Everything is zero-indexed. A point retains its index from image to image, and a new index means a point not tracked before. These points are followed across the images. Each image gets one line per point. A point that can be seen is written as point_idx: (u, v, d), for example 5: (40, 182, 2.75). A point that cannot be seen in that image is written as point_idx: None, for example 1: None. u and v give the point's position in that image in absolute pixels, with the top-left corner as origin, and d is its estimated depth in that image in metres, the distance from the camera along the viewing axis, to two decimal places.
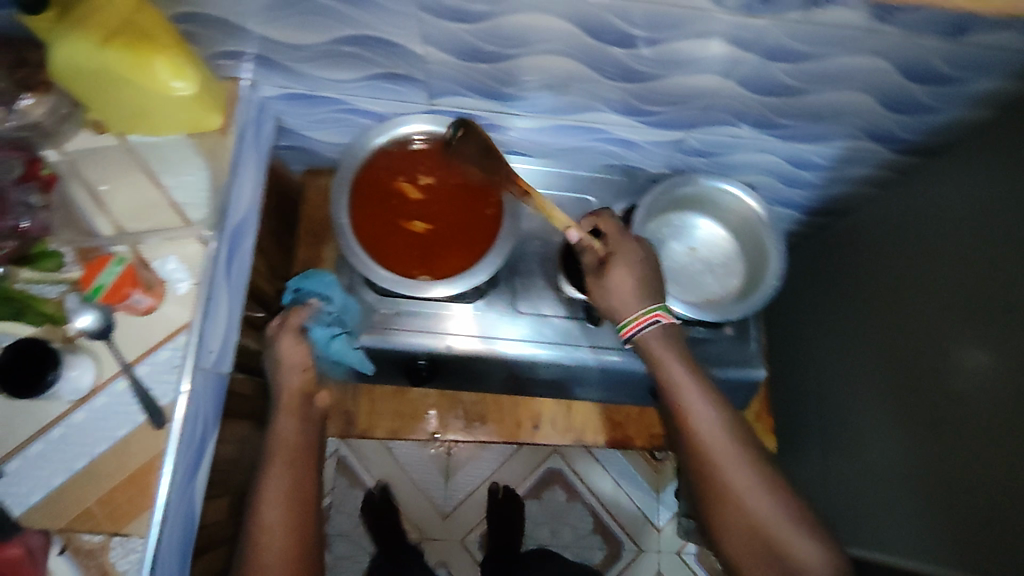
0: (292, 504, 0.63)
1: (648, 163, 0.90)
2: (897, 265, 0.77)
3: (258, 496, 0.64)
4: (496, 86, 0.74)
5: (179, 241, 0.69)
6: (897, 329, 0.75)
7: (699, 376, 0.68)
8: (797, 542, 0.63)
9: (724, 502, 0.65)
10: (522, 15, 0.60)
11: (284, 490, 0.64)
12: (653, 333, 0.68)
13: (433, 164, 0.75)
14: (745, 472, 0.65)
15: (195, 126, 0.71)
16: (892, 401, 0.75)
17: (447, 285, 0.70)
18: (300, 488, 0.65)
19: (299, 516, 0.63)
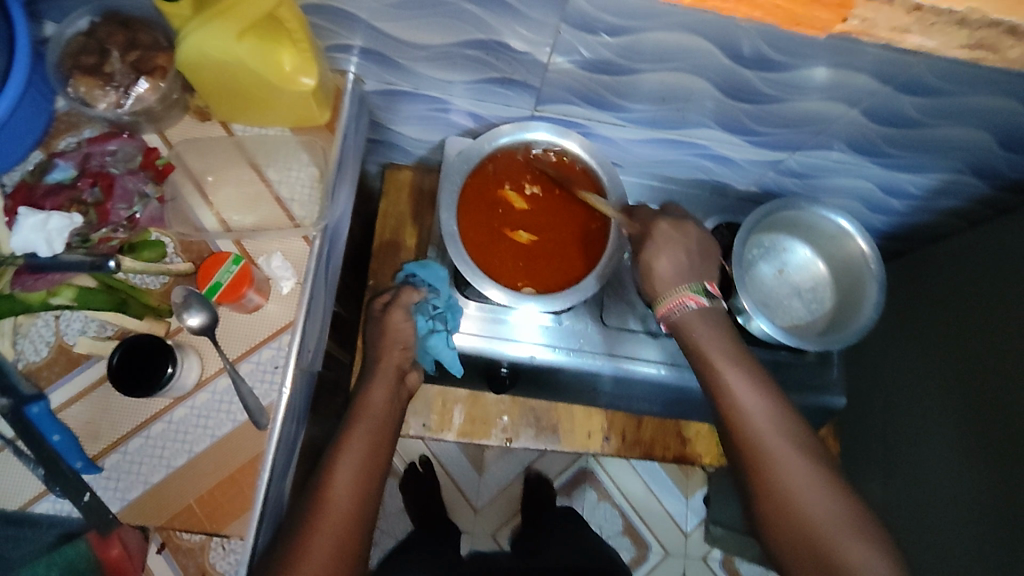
0: (360, 485, 0.62)
1: (738, 179, 0.90)
2: (999, 307, 0.80)
3: (323, 486, 0.61)
4: (611, 98, 0.72)
5: (283, 238, 0.67)
6: (991, 379, 0.79)
7: (741, 363, 0.64)
8: (848, 548, 0.55)
9: (776, 502, 0.58)
10: (667, 33, 0.58)
11: (348, 479, 0.62)
12: (687, 315, 0.66)
13: (540, 176, 0.75)
14: (796, 469, 0.59)
15: (300, 121, 0.69)
16: (980, 446, 0.78)
17: (552, 298, 0.70)
18: (369, 471, 0.64)
19: (354, 506, 0.61)
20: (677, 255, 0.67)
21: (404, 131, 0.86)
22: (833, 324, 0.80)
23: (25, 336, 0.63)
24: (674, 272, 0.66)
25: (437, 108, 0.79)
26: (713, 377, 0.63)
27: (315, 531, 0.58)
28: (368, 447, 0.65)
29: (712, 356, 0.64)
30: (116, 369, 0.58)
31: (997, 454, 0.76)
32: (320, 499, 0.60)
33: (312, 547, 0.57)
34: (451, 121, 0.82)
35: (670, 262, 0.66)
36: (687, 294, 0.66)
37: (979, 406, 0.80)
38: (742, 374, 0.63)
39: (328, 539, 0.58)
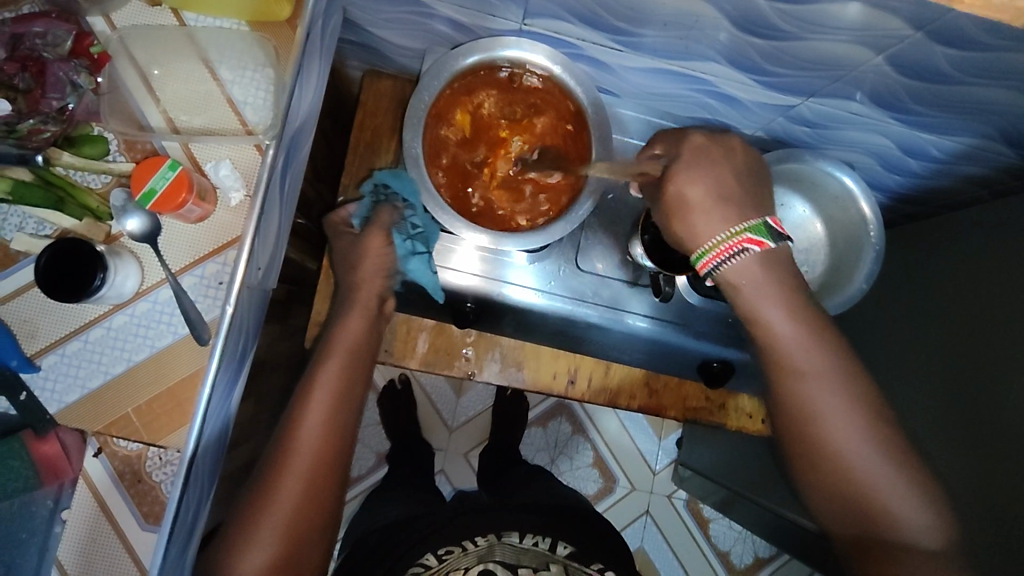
0: (329, 424, 0.63)
1: (744, 123, 0.83)
2: (975, 289, 0.79)
3: (296, 418, 0.63)
4: (604, 17, 0.65)
5: (235, 146, 0.63)
6: (975, 356, 0.75)
7: (797, 312, 0.62)
8: (901, 511, 0.56)
9: (829, 466, 0.59)
10: None
11: (325, 415, 0.63)
12: (744, 262, 0.60)
13: (501, 100, 0.70)
14: (848, 431, 0.59)
15: (259, 16, 0.64)
16: (922, 424, 0.80)
17: (519, 241, 0.67)
18: (344, 405, 0.64)
19: (334, 444, 0.63)
20: (718, 183, 0.61)
21: (383, 35, 0.79)
22: (818, 290, 0.76)
23: None
24: (710, 198, 0.60)
25: (417, 13, 0.72)
26: (770, 327, 0.62)
27: (287, 475, 0.60)
28: (342, 384, 0.65)
29: (771, 313, 0.61)
30: (42, 272, 0.56)
31: (939, 429, 0.77)
32: (288, 441, 0.62)
33: (281, 489, 0.60)
34: (433, 29, 0.75)
35: (701, 187, 0.60)
36: (746, 238, 0.60)
37: (933, 386, 0.80)
38: (797, 333, 0.61)
39: (297, 480, 0.61)
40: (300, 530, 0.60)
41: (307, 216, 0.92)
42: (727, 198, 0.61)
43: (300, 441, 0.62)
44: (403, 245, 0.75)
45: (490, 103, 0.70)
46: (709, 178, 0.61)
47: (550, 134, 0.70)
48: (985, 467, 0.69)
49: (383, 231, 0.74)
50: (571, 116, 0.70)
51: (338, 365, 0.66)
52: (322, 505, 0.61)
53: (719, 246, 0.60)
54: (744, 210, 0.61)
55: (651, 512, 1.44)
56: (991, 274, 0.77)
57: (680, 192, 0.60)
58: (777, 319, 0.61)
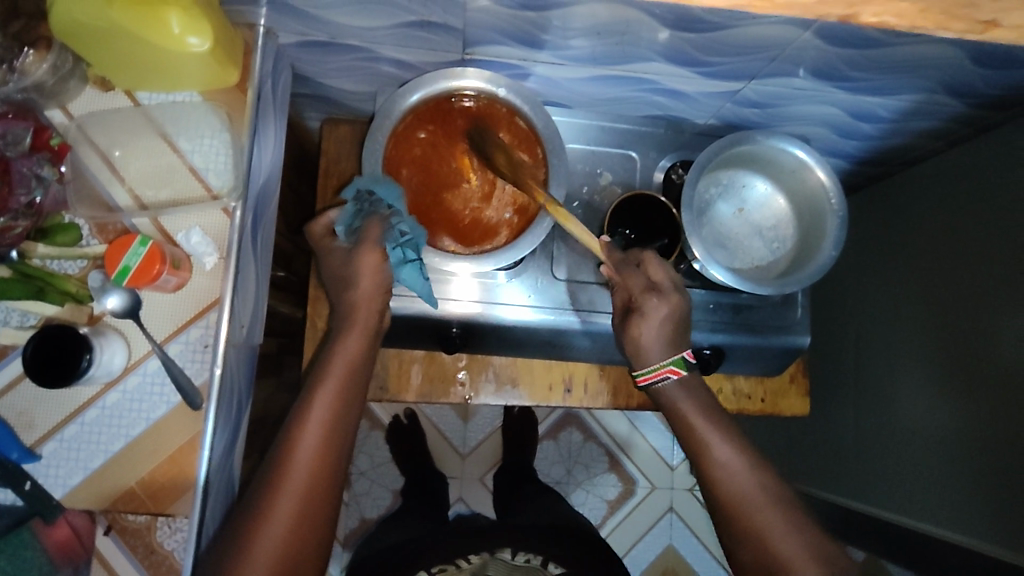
0: (325, 444, 0.61)
1: (694, 114, 0.85)
2: (959, 237, 0.81)
3: (291, 436, 0.61)
4: (541, 35, 0.67)
5: (202, 213, 0.65)
6: (962, 307, 0.79)
7: (721, 422, 0.67)
8: None
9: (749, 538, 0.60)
10: None
11: (320, 436, 0.61)
12: (669, 388, 0.69)
13: (450, 129, 0.72)
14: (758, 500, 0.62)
15: (210, 84, 0.66)
16: (936, 372, 0.82)
17: (490, 261, 0.68)
18: (339, 425, 0.63)
19: (327, 465, 0.61)
20: (665, 331, 0.69)
21: (334, 83, 0.81)
22: (792, 263, 0.77)
23: None
24: (652, 344, 0.68)
25: (363, 58, 0.75)
26: (697, 436, 0.66)
27: (281, 494, 0.58)
28: (338, 404, 0.63)
29: (680, 402, 0.68)
30: (28, 361, 0.57)
31: (953, 377, 0.79)
32: (286, 458, 0.60)
33: (275, 504, 0.58)
34: (381, 70, 0.78)
35: (654, 335, 0.68)
36: (669, 369, 0.68)
37: (941, 338, 0.82)
38: (723, 437, 0.66)
39: (291, 502, 0.58)
40: (288, 560, 0.57)
41: (286, 268, 0.94)
42: (672, 342, 0.69)
43: (296, 459, 0.60)
44: (394, 254, 0.68)
45: (438, 134, 0.72)
46: (655, 326, 0.68)
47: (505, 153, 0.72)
48: (1009, 405, 0.72)
49: (376, 246, 0.68)
50: (523, 133, 0.71)
51: (337, 383, 0.64)
52: (313, 534, 0.59)
53: (658, 369, 0.68)
54: (673, 346, 0.69)
55: (676, 508, 1.43)
56: (972, 225, 0.79)
57: (637, 334, 0.69)
58: (705, 427, 0.67)
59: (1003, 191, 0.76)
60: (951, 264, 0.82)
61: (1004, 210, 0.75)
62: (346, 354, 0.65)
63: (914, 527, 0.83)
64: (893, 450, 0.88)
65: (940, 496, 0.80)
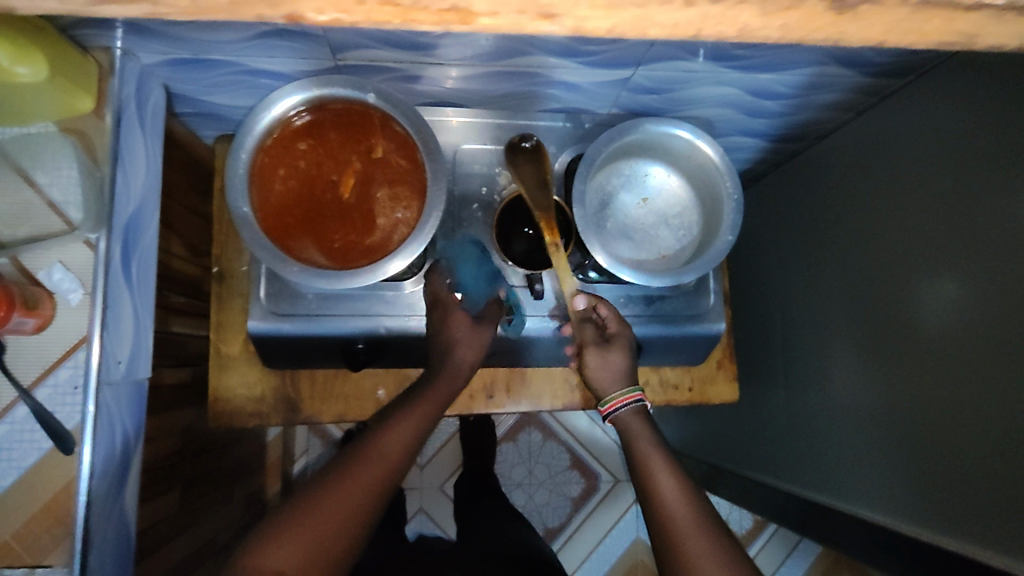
0: (364, 492, 0.61)
1: (595, 104, 0.83)
2: (868, 209, 0.79)
3: (336, 476, 0.62)
4: (408, 37, 0.65)
5: (63, 248, 0.64)
6: (877, 280, 0.77)
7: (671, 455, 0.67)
8: None
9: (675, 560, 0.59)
10: None
11: (362, 481, 0.62)
12: (626, 416, 0.70)
13: (322, 137, 0.67)
14: (692, 525, 0.61)
15: (65, 112, 0.62)
16: (862, 349, 0.80)
17: (368, 274, 0.63)
18: (389, 478, 0.64)
19: (355, 514, 0.60)
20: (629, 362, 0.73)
21: (216, 100, 0.78)
22: (697, 250, 0.75)
23: None
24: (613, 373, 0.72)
25: (236, 72, 0.72)
26: (644, 468, 0.66)
27: (302, 525, 0.58)
28: (390, 460, 0.64)
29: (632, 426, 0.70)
30: None
31: (877, 353, 0.77)
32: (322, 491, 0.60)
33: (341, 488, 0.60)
34: (259, 83, 0.75)
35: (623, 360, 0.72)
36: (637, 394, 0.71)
37: (863, 314, 0.79)
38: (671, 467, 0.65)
39: (310, 538, 0.57)
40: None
41: (195, 293, 0.92)
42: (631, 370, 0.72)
43: (338, 494, 0.60)
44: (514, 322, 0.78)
45: (309, 144, 0.67)
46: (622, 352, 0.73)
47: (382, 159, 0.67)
48: (928, 377, 0.69)
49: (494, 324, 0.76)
50: (399, 137, 0.67)
51: (417, 421, 0.68)
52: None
53: (620, 396, 0.70)
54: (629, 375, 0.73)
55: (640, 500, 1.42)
56: (879, 194, 0.77)
57: (609, 359, 0.72)
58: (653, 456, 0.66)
59: (905, 159, 0.73)
60: (862, 237, 0.80)
61: (908, 177, 0.72)
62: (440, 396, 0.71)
63: (862, 516, 0.79)
64: (830, 433, 0.85)
65: (880, 476, 0.76)
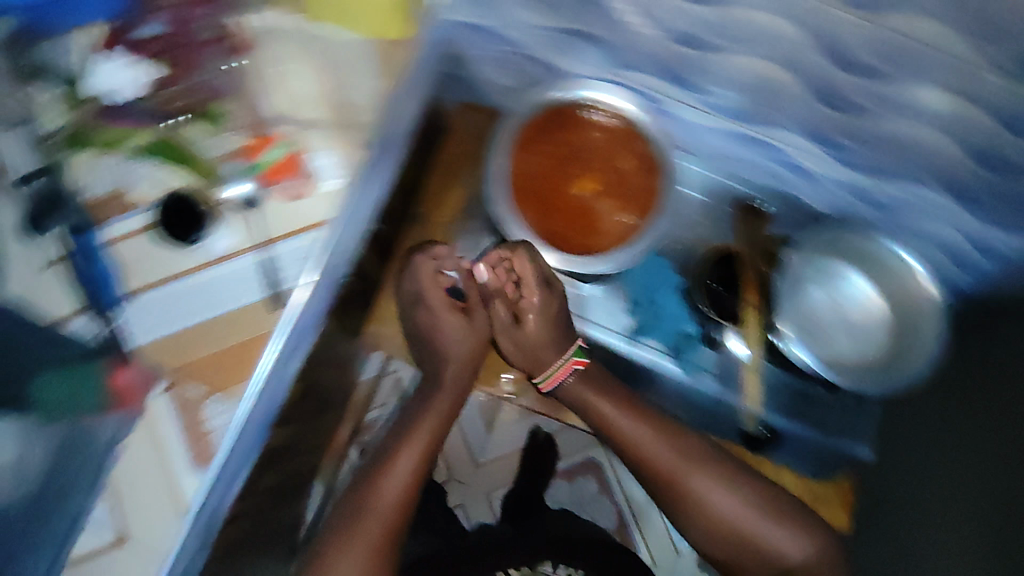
0: (408, 484, 0.77)
1: (814, 199, 0.82)
2: None
3: (380, 471, 0.77)
4: (683, 72, 0.70)
5: (336, 139, 0.70)
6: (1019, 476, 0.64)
7: (675, 429, 0.80)
8: (776, 538, 0.74)
9: (708, 523, 0.76)
10: (753, 14, 0.56)
11: (404, 474, 0.77)
12: (573, 382, 0.81)
13: (584, 131, 0.70)
14: (728, 500, 0.76)
15: (381, 32, 0.69)
16: (970, 532, 0.68)
17: (574, 266, 0.69)
18: (417, 463, 0.78)
19: (407, 503, 0.77)
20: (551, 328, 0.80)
21: (474, 72, 0.85)
22: (873, 369, 0.75)
23: (96, 169, 0.67)
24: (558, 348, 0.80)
25: (511, 52, 0.78)
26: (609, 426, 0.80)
27: (359, 531, 0.74)
28: (422, 452, 0.79)
29: (655, 448, 0.78)
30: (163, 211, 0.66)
31: (983, 546, 0.66)
32: (371, 490, 0.76)
33: (347, 553, 0.73)
34: (523, 68, 0.81)
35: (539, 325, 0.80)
36: (574, 360, 0.80)
37: (991, 496, 0.68)
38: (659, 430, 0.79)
39: (371, 527, 0.74)
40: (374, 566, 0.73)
41: None
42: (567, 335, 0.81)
43: (381, 493, 0.76)
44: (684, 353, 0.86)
45: (572, 131, 0.70)
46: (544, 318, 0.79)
47: (629, 171, 0.70)
48: None
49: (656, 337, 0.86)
50: (649, 158, 0.70)
51: (417, 445, 0.79)
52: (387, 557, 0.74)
53: (558, 370, 0.80)
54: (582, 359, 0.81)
55: None
56: None
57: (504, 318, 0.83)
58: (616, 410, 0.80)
59: None
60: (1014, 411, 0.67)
61: None
62: (430, 426, 0.81)
63: None
64: None
65: None
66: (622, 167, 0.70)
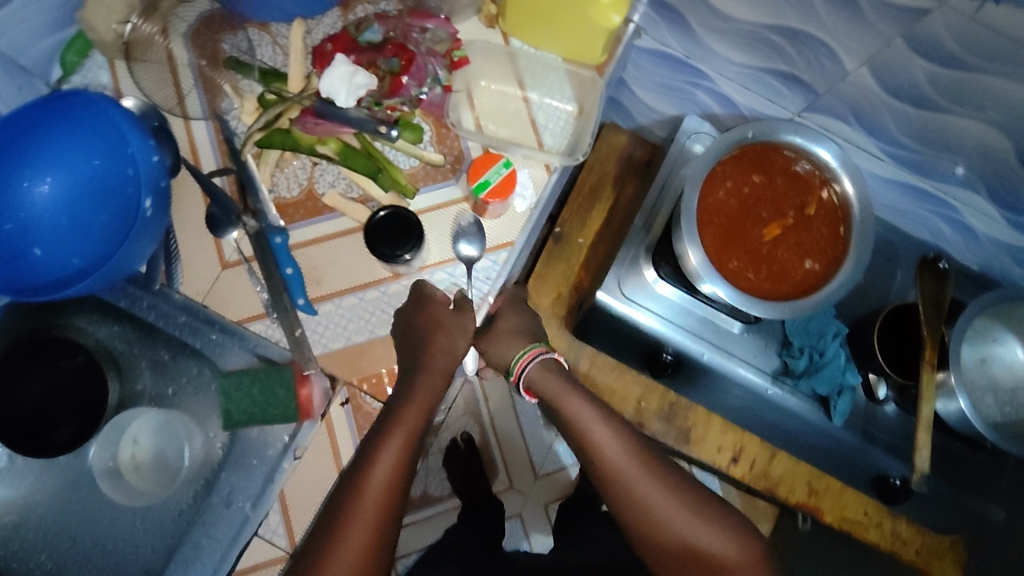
0: (400, 467, 0.55)
1: (968, 256, 0.84)
2: None
3: (366, 457, 0.55)
4: (883, 121, 0.70)
5: (532, 160, 0.69)
6: None
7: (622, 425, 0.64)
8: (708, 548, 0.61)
9: (646, 533, 0.61)
10: (995, 75, 0.57)
11: (388, 469, 0.55)
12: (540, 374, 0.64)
13: (788, 180, 0.71)
14: (656, 490, 0.61)
15: (577, 55, 0.70)
16: None
17: (744, 300, 0.67)
18: (409, 458, 0.56)
19: (384, 514, 0.54)
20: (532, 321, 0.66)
21: (641, 95, 0.87)
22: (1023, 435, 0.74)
23: (283, 170, 0.67)
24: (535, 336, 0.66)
25: (694, 83, 0.79)
26: (607, 450, 0.62)
27: (347, 532, 0.53)
28: (408, 442, 0.56)
29: (701, 535, 0.61)
30: (372, 223, 0.62)
31: None
32: (355, 488, 0.54)
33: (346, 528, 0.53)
34: (698, 101, 0.82)
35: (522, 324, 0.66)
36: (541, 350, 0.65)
37: None
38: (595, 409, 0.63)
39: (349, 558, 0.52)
40: None
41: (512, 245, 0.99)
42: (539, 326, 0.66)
43: (367, 489, 0.54)
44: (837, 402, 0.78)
45: (777, 177, 0.71)
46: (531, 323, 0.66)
47: (821, 229, 0.70)
48: None
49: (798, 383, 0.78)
50: (842, 218, 0.70)
51: (404, 434, 0.57)
52: None
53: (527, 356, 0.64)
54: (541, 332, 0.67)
55: None
56: None
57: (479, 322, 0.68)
58: (574, 400, 0.63)
59: None
60: None
61: None
62: (408, 421, 0.57)
63: None
64: None
65: None
66: (816, 224, 0.70)
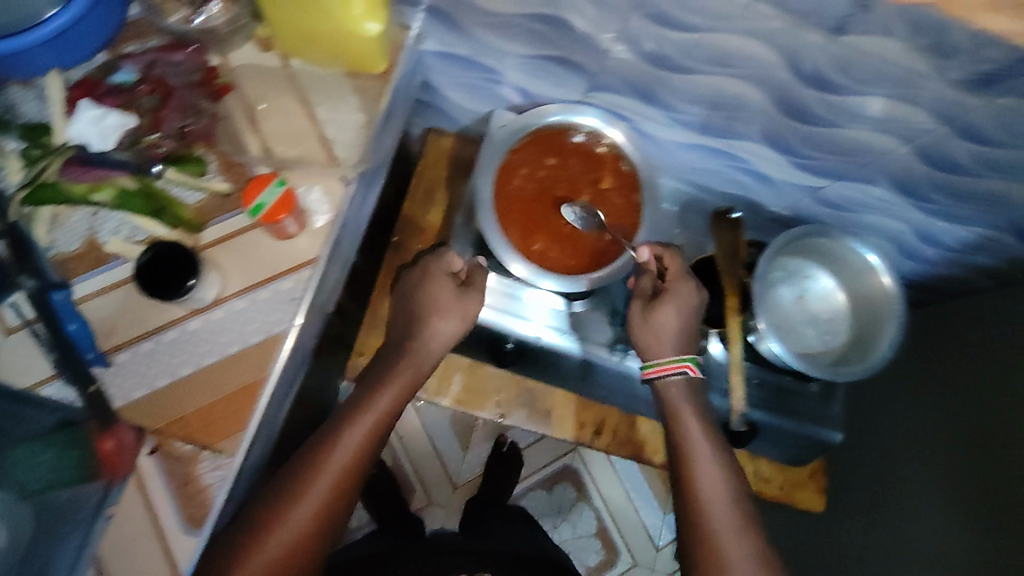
0: (359, 453, 0.63)
1: (775, 202, 0.90)
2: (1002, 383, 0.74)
3: (324, 438, 0.64)
4: (657, 91, 0.74)
5: (322, 175, 0.69)
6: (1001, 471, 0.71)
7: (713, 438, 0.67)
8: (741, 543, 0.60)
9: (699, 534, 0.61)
10: (729, 36, 0.61)
11: (351, 453, 0.63)
12: (673, 385, 0.70)
13: (576, 157, 0.74)
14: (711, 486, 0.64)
15: (356, 64, 0.70)
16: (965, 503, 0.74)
17: (551, 281, 0.69)
18: (371, 448, 0.64)
19: (328, 506, 0.60)
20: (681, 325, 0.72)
21: (449, 96, 0.88)
22: (840, 360, 0.81)
23: (60, 225, 0.64)
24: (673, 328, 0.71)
25: (488, 78, 0.81)
26: (693, 456, 0.66)
27: (269, 536, 0.57)
28: (371, 433, 0.65)
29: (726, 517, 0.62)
30: (142, 267, 0.61)
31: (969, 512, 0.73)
32: (298, 488, 0.60)
33: (263, 550, 0.57)
34: (499, 94, 0.84)
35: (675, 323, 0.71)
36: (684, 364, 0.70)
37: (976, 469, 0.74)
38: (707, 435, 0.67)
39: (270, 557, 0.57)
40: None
41: None
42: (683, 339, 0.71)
43: (317, 483, 0.61)
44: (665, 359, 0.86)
45: (565, 156, 0.74)
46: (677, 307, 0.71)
47: (614, 198, 0.73)
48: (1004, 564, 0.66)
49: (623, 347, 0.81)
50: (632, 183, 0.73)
51: (363, 424, 0.65)
52: None
53: (667, 363, 0.70)
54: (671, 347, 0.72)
55: None
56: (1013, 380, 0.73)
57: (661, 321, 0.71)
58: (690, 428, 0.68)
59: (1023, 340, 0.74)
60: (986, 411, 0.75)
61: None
62: (371, 422, 0.65)
63: None
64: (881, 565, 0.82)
65: None
66: (607, 194, 0.73)
